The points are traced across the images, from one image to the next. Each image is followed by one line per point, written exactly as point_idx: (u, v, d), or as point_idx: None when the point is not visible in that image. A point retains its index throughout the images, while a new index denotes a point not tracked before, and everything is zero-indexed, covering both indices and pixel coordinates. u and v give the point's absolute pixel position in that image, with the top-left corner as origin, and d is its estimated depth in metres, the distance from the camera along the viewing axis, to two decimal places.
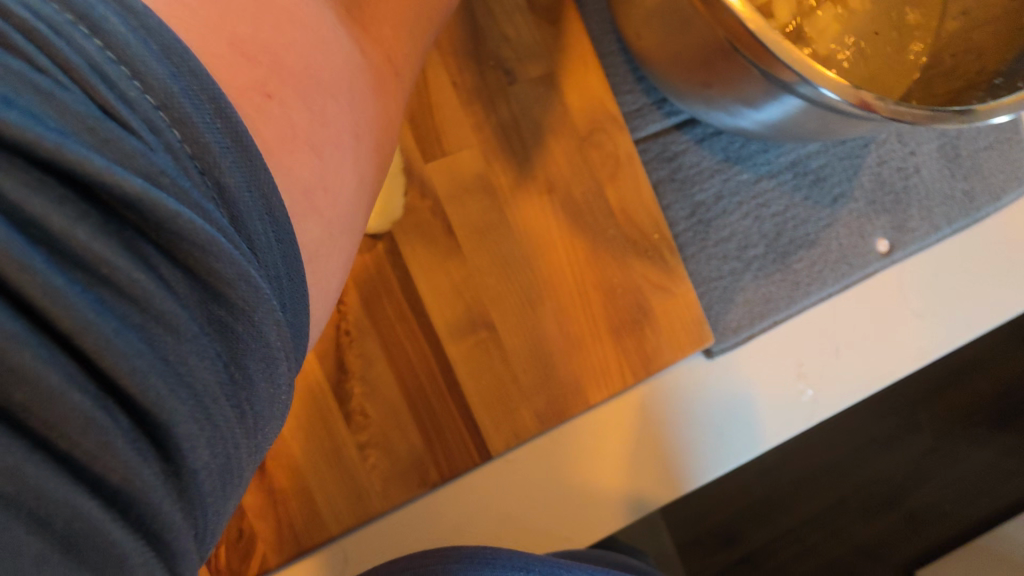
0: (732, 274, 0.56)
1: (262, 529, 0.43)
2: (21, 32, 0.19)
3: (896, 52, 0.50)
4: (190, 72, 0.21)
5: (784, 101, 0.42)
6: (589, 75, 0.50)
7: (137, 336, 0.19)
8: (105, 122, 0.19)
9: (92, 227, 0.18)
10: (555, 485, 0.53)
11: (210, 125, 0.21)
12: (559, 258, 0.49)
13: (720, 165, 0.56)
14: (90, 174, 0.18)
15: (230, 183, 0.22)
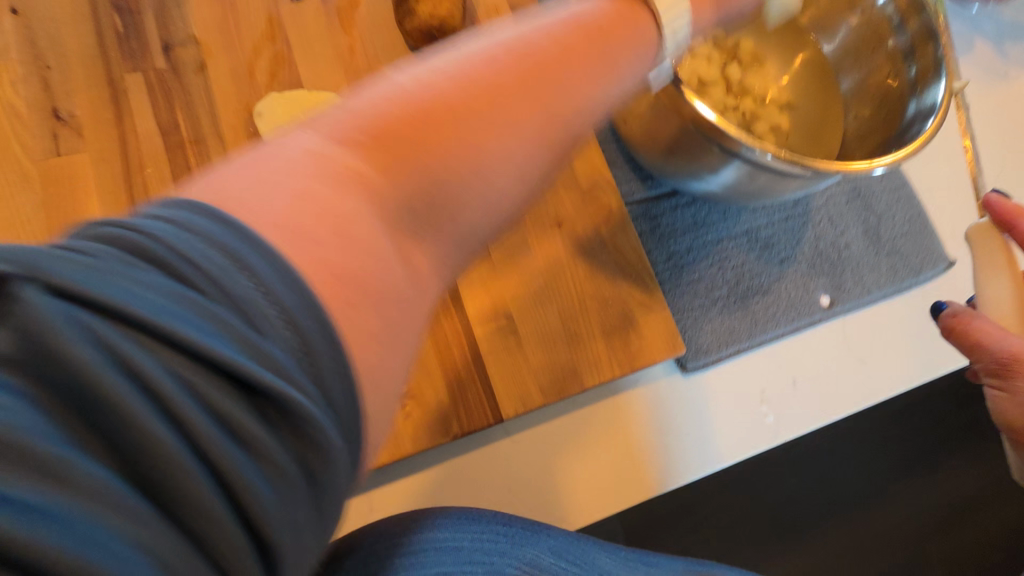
0: (701, 307, 0.71)
1: None
2: (160, 256, 0.22)
3: (820, 137, 0.72)
4: (229, 240, 0.23)
5: (734, 166, 0.59)
6: (592, 153, 0.69)
7: (251, 471, 0.21)
8: (228, 317, 0.22)
9: (216, 390, 0.21)
10: (552, 465, 0.63)
11: (304, 312, 0.23)
12: (565, 274, 0.64)
13: (691, 227, 0.74)
14: (214, 356, 0.20)
15: (321, 357, 0.23)
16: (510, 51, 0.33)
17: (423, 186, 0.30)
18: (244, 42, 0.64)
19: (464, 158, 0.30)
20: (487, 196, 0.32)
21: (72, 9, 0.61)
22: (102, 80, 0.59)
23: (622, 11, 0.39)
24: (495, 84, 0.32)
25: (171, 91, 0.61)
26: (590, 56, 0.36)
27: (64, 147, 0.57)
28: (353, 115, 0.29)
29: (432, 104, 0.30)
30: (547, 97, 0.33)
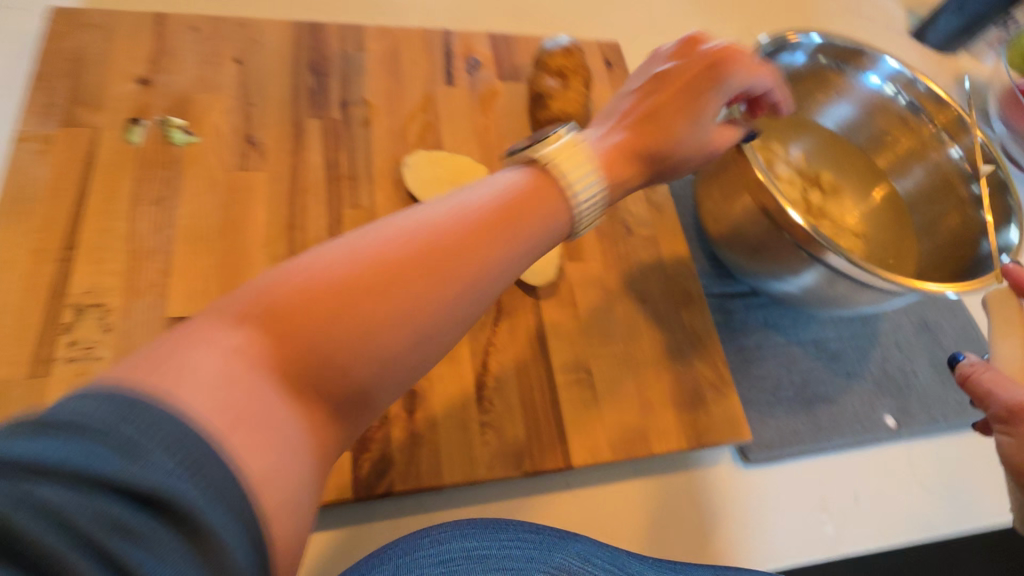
0: (769, 403, 0.73)
1: (399, 458, 0.57)
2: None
3: (903, 258, 0.79)
4: (141, 400, 0.26)
5: (817, 272, 0.65)
6: (677, 243, 0.78)
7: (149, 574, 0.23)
8: (89, 464, 0.23)
9: (75, 546, 0.22)
10: (608, 528, 0.63)
11: (167, 455, 0.25)
12: (644, 344, 0.69)
13: (763, 327, 0.78)
14: (73, 517, 0.22)
15: (209, 472, 0.26)
16: (413, 231, 0.36)
17: (314, 367, 0.31)
18: (403, 110, 0.78)
19: (349, 354, 0.32)
20: (363, 372, 0.33)
21: (279, 65, 0.76)
22: (288, 119, 0.73)
23: (541, 187, 0.42)
24: (407, 259, 0.34)
25: (339, 136, 0.73)
26: (503, 232, 0.38)
27: (249, 163, 0.69)
28: (263, 299, 0.31)
29: (325, 289, 0.32)
30: (449, 269, 0.35)
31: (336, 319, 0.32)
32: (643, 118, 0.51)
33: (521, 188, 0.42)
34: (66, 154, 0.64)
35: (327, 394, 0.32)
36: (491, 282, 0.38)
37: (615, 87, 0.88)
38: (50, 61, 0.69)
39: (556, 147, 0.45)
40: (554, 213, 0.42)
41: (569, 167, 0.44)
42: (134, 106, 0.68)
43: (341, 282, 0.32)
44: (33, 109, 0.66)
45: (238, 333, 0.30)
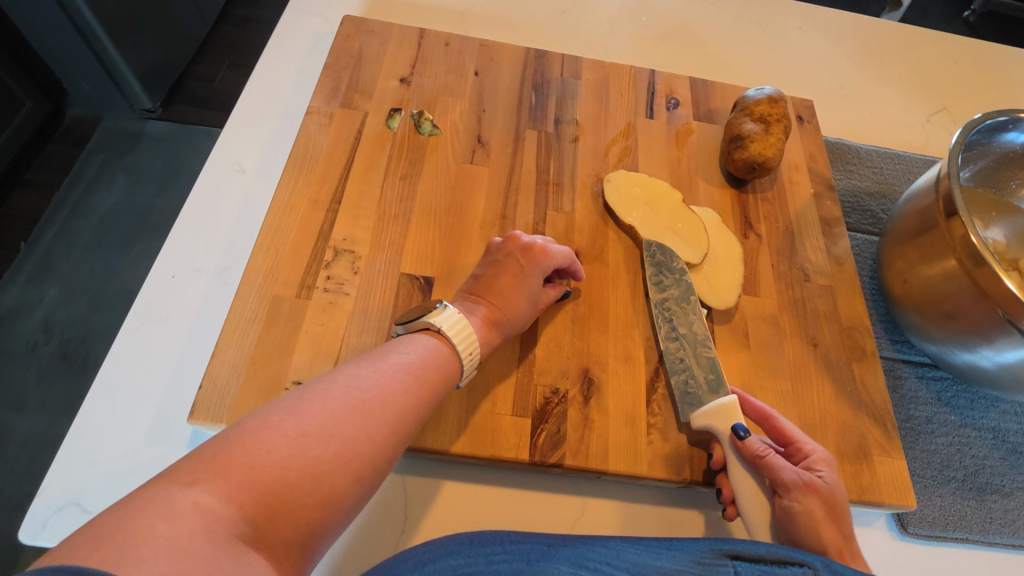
0: (934, 479, 0.71)
1: (572, 436, 0.62)
2: None
3: None
4: None
5: (1022, 350, 0.62)
6: (855, 298, 0.78)
7: None
8: None
9: None
10: None
11: None
12: (812, 387, 0.70)
13: (934, 401, 0.76)
14: None
15: None
16: (347, 405, 0.44)
17: (263, 519, 0.36)
18: (607, 133, 0.86)
19: (301, 473, 0.39)
20: (315, 509, 0.39)
21: (509, 82, 0.88)
22: (510, 127, 0.83)
23: (447, 356, 0.55)
24: (305, 463, 0.39)
25: (551, 147, 0.83)
26: (416, 387, 0.50)
27: (475, 159, 0.79)
28: (251, 460, 0.38)
29: (274, 481, 0.38)
30: (347, 459, 0.42)
31: (367, 430, 0.44)
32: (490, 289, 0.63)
33: (432, 353, 0.54)
34: (343, 129, 0.78)
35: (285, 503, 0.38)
36: (411, 418, 0.48)
37: (806, 141, 0.91)
38: (339, 56, 0.85)
39: (445, 316, 0.57)
40: (446, 379, 0.54)
41: (459, 335, 0.56)
42: (395, 99, 0.83)
43: (325, 449, 0.41)
44: (323, 91, 0.81)
45: (198, 489, 0.35)
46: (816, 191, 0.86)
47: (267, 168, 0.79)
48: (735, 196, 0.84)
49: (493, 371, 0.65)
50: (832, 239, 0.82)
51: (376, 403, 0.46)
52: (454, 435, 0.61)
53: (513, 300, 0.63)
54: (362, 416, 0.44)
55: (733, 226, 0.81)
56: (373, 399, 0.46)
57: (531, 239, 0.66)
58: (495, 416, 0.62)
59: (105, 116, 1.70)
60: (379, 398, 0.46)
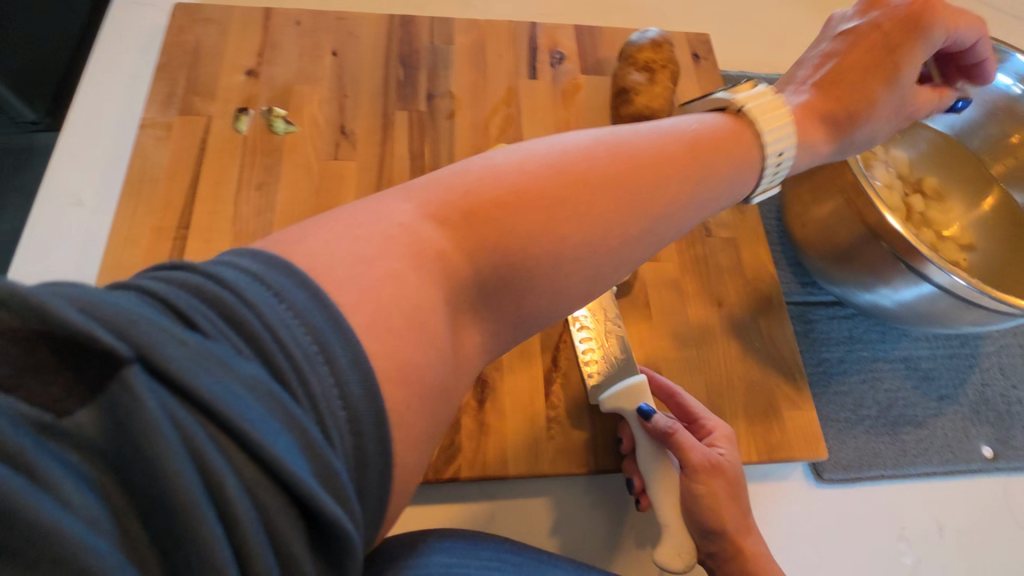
0: (848, 421, 0.70)
1: (467, 445, 0.59)
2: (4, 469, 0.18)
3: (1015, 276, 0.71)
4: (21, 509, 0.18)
5: (916, 286, 0.61)
6: (759, 246, 0.75)
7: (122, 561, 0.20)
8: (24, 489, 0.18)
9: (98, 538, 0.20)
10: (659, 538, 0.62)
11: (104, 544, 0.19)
12: (717, 350, 0.68)
13: (845, 340, 0.75)
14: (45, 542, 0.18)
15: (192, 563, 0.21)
16: (558, 155, 0.36)
17: (496, 272, 0.34)
18: (487, 102, 0.79)
19: (498, 185, 0.34)
20: (574, 289, 0.36)
21: (373, 59, 0.79)
22: (378, 111, 0.76)
23: (740, 134, 0.44)
24: (541, 189, 0.34)
25: (425, 128, 0.76)
26: (696, 173, 0.39)
27: (341, 153, 0.72)
28: (451, 194, 0.34)
29: (490, 196, 0.34)
30: (582, 177, 0.35)
31: (641, 149, 0.38)
32: (833, 85, 0.50)
33: (719, 130, 0.43)
34: (185, 140, 0.70)
35: (489, 236, 0.33)
36: (693, 184, 0.39)
37: (702, 81, 0.85)
38: (172, 54, 0.76)
39: (748, 94, 0.46)
40: (742, 176, 0.43)
41: (763, 114, 0.45)
42: (243, 96, 0.74)
43: (550, 173, 0.35)
44: (158, 98, 0.72)
45: (406, 208, 0.34)
46: None
47: (108, 195, 0.71)
48: None
49: None
50: None
51: (632, 176, 0.37)
52: None
53: (861, 94, 0.49)
54: (630, 163, 0.37)
55: None
56: (602, 153, 0.36)
57: None
58: None
59: None
60: (627, 153, 0.37)
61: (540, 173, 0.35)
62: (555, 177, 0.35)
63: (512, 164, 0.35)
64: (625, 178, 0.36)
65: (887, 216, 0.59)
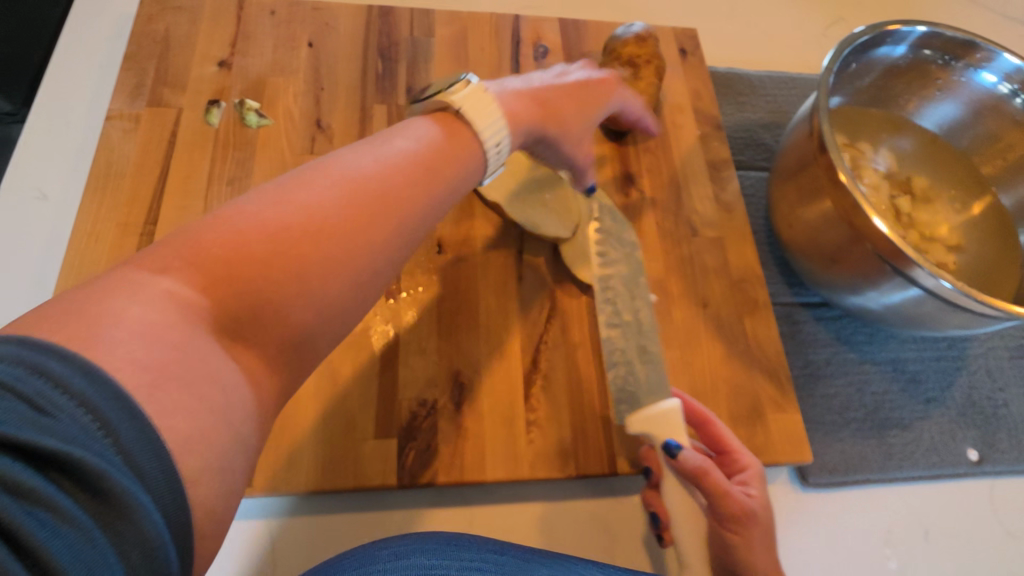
0: (833, 424, 0.69)
1: (444, 449, 0.57)
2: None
3: (1001, 280, 0.71)
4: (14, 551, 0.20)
5: (904, 288, 0.59)
6: (745, 246, 0.74)
7: None
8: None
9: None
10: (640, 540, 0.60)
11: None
12: (702, 352, 0.66)
13: (833, 342, 0.74)
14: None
15: None
16: (340, 194, 0.34)
17: (246, 301, 0.31)
18: None
19: (262, 238, 0.31)
20: (308, 316, 0.33)
21: (351, 51, 0.77)
22: (356, 105, 0.74)
23: (458, 143, 0.44)
24: (282, 241, 0.31)
25: None
26: (428, 192, 0.39)
27: (317, 147, 0.70)
28: (199, 244, 0.30)
29: (240, 254, 0.30)
30: (298, 251, 0.32)
31: (373, 207, 0.35)
32: (545, 91, 0.54)
33: (435, 139, 0.42)
34: (153, 133, 0.68)
35: (261, 300, 0.31)
36: (424, 220, 0.39)
37: (689, 78, 0.84)
38: (141, 44, 0.73)
39: (464, 93, 0.46)
40: (469, 170, 0.44)
41: (481, 118, 0.45)
42: (215, 88, 0.71)
43: (339, 194, 0.34)
44: (125, 89, 0.70)
45: (171, 277, 0.29)
46: (701, 133, 0.80)
47: (73, 190, 0.68)
48: (614, 151, 0.77)
49: (349, 392, 0.58)
50: (720, 185, 0.77)
51: (357, 215, 0.34)
52: (312, 471, 0.55)
53: (571, 116, 0.56)
54: (352, 203, 0.34)
55: (613, 186, 0.74)
56: (336, 184, 0.35)
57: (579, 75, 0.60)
58: (356, 442, 0.56)
59: None
60: (357, 199, 0.35)
61: (310, 212, 0.33)
62: (304, 229, 0.32)
63: (310, 204, 0.33)
64: (354, 220, 0.34)
65: (872, 218, 0.57)
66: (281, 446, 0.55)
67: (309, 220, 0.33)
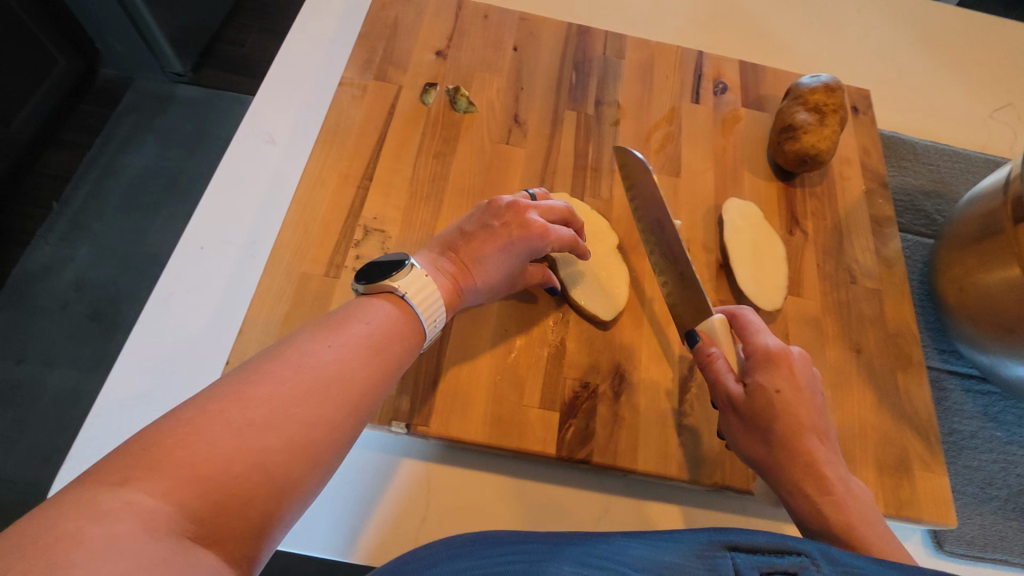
0: (974, 497, 0.68)
1: (602, 431, 0.61)
2: None
3: None
4: None
5: None
6: (904, 303, 0.74)
7: None
8: None
9: None
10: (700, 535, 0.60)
11: None
12: (852, 396, 0.67)
13: (979, 416, 0.73)
14: None
15: None
16: (302, 388, 0.39)
17: (207, 508, 0.32)
18: (649, 118, 0.82)
19: (228, 457, 0.34)
20: (264, 508, 0.35)
21: (549, 60, 0.84)
22: (549, 108, 0.80)
23: (409, 322, 0.49)
24: (246, 466, 0.34)
25: (590, 130, 0.79)
26: (379, 374, 0.44)
27: (512, 140, 0.76)
28: (162, 462, 0.32)
29: (210, 484, 0.33)
30: (274, 455, 0.36)
31: (332, 392, 0.40)
32: (478, 269, 0.57)
33: (387, 322, 0.48)
34: (376, 103, 0.76)
35: (232, 499, 0.34)
36: (380, 391, 0.44)
37: (860, 134, 0.86)
38: (374, 26, 0.82)
39: (408, 275, 0.51)
40: (412, 351, 0.49)
41: (420, 298, 0.50)
42: (431, 74, 0.80)
43: (303, 396, 0.39)
44: (357, 62, 0.79)
45: (132, 488, 0.31)
46: (868, 188, 0.82)
47: (299, 141, 0.77)
48: (782, 190, 0.80)
49: (521, 362, 0.63)
50: (882, 240, 0.78)
51: (318, 403, 0.39)
52: (480, 427, 0.59)
53: (489, 275, 0.57)
54: (315, 386, 0.40)
55: (779, 222, 0.77)
56: (306, 384, 0.39)
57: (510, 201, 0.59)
58: (522, 407, 0.61)
59: (136, 78, 1.69)
60: (316, 380, 0.40)
61: (277, 410, 0.37)
62: (276, 426, 0.37)
63: (271, 406, 0.37)
64: (317, 406, 0.39)
65: None
66: (458, 394, 0.61)
67: (280, 424, 0.37)
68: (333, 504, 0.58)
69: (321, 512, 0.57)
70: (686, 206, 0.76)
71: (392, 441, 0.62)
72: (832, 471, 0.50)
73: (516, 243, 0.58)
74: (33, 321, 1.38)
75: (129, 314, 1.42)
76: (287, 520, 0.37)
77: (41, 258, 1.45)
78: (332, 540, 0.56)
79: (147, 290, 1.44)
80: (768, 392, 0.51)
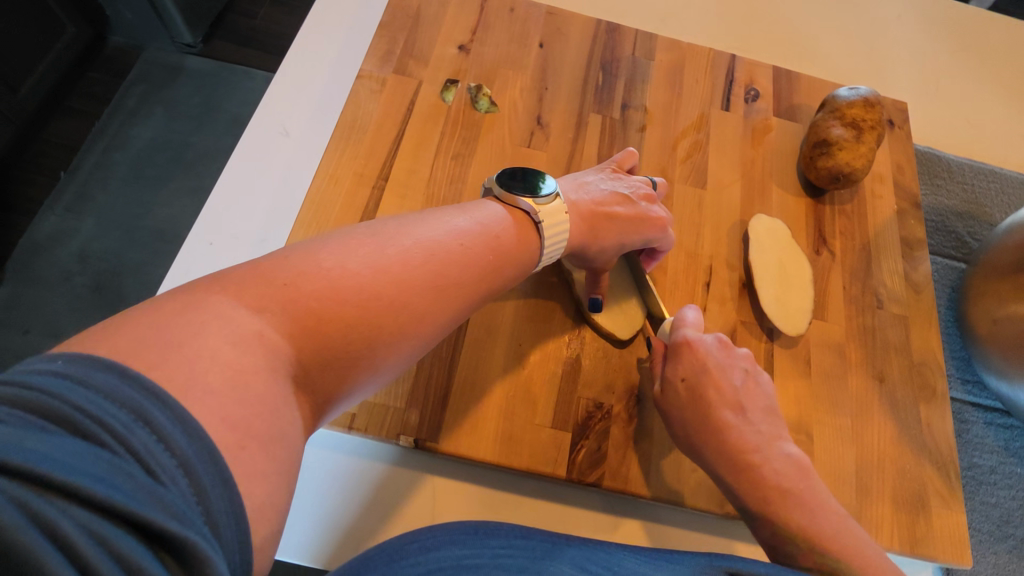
0: (990, 534, 0.67)
1: (613, 454, 0.59)
2: (146, 422, 0.26)
3: None
4: (157, 414, 0.26)
5: None
6: (930, 330, 0.72)
7: (183, 479, 0.26)
8: (130, 435, 0.25)
9: (170, 456, 0.26)
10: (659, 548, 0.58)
11: (206, 470, 0.27)
12: (872, 425, 0.65)
13: (1000, 450, 0.71)
14: (160, 431, 0.26)
15: (214, 507, 0.27)
16: (423, 266, 0.41)
17: (313, 354, 0.35)
18: (677, 124, 0.79)
19: (345, 307, 0.36)
20: (354, 366, 0.37)
21: (575, 58, 0.81)
22: (573, 110, 0.77)
23: (524, 234, 0.50)
24: (362, 316, 0.37)
25: (616, 136, 0.76)
26: (488, 279, 0.46)
27: (535, 142, 0.74)
28: (285, 292, 0.35)
29: (329, 322, 0.35)
30: (383, 319, 0.38)
31: (445, 279, 0.42)
32: (607, 220, 0.58)
33: (503, 229, 0.49)
34: (395, 97, 0.73)
35: (317, 367, 0.35)
36: (482, 295, 0.45)
37: (895, 149, 0.83)
38: (394, 14, 0.79)
39: (548, 204, 0.52)
40: (520, 269, 0.50)
41: (552, 231, 0.52)
42: (453, 68, 0.76)
43: (420, 272, 0.40)
44: (376, 53, 0.76)
45: (264, 319, 0.33)
46: (900, 208, 0.79)
47: (313, 134, 0.75)
48: (811, 207, 0.77)
49: (535, 379, 0.61)
50: (912, 263, 0.75)
51: (431, 289, 0.41)
52: (490, 445, 0.58)
53: (614, 233, 0.58)
54: (433, 276, 0.41)
55: (806, 241, 0.74)
56: (427, 261, 0.41)
57: (636, 183, 0.64)
58: (534, 426, 0.59)
59: (145, 46, 1.65)
60: (436, 265, 0.42)
61: (399, 284, 0.39)
62: (394, 296, 0.38)
63: (393, 278, 0.39)
64: (429, 292, 0.41)
65: None
66: (469, 410, 0.59)
67: (396, 290, 0.38)
68: (301, 512, 0.56)
69: (306, 521, 0.56)
70: (711, 220, 0.73)
71: (362, 444, 0.60)
72: (747, 442, 0.52)
73: (641, 209, 0.60)
74: (38, 291, 1.37)
75: (133, 288, 1.40)
76: (358, 389, 0.39)
77: (47, 227, 1.44)
78: (328, 553, 0.55)
79: (155, 266, 1.42)
80: (676, 383, 0.55)
